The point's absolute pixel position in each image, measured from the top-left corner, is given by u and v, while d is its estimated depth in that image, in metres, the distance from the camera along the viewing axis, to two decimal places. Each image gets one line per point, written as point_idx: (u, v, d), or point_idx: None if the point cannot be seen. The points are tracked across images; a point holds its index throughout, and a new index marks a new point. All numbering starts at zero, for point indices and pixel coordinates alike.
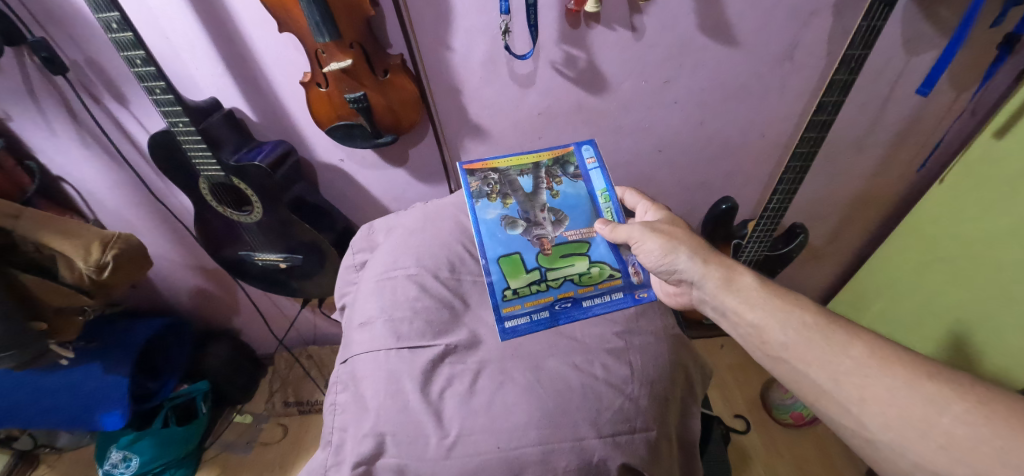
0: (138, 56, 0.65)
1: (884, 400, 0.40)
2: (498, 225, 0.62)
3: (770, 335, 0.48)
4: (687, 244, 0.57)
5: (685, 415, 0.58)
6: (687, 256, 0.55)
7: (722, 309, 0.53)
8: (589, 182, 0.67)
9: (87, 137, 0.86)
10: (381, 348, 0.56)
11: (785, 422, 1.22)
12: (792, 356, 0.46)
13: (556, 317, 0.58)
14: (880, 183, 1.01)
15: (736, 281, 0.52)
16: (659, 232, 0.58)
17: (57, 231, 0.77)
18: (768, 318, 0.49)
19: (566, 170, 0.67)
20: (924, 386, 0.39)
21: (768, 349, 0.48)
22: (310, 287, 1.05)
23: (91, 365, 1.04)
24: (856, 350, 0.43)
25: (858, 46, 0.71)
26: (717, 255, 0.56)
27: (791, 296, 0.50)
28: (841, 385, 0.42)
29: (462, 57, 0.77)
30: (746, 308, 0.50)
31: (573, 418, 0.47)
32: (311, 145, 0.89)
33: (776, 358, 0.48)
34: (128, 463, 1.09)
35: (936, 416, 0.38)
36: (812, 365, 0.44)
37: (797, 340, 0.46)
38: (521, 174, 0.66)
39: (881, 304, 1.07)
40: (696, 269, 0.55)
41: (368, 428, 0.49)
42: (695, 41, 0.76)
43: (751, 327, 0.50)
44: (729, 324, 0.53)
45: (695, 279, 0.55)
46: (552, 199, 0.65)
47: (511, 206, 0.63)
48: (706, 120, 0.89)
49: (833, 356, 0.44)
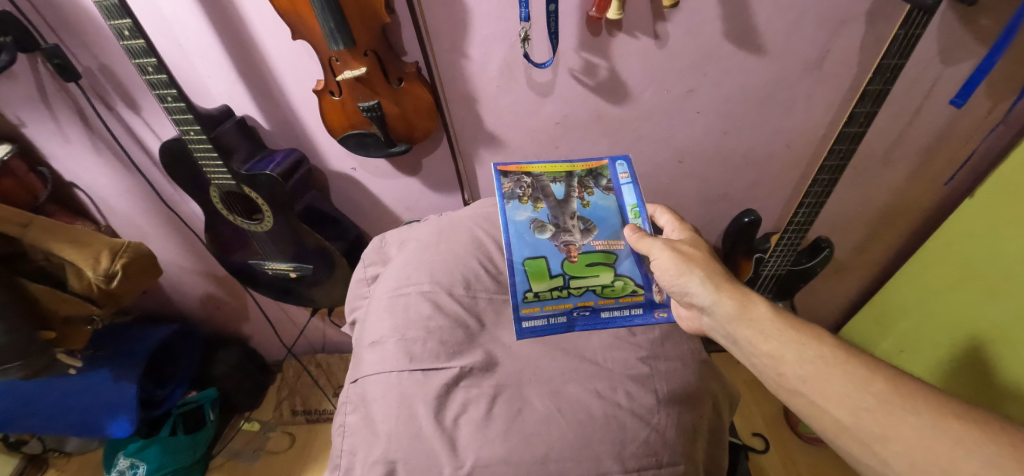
0: (150, 63, 0.63)
1: (906, 440, 0.36)
2: (527, 228, 0.59)
3: (786, 368, 0.45)
4: (704, 267, 0.54)
5: (715, 447, 0.54)
6: (702, 280, 0.52)
7: (734, 338, 0.50)
8: (619, 197, 0.64)
9: (99, 143, 0.85)
10: (392, 370, 0.53)
11: (814, 438, 1.18)
12: (811, 389, 0.43)
13: (570, 323, 0.56)
14: (910, 197, 0.96)
15: (750, 310, 0.49)
16: (676, 251, 0.55)
17: (66, 241, 0.76)
18: (784, 349, 0.45)
19: (599, 182, 0.65)
20: (952, 427, 0.35)
21: (783, 382, 0.45)
22: (320, 295, 1.04)
23: (100, 371, 1.03)
24: (876, 386, 0.40)
25: (894, 54, 0.67)
26: (733, 281, 0.52)
27: (808, 327, 0.46)
28: (861, 421, 0.39)
29: (478, 64, 0.75)
30: (760, 339, 0.47)
31: (596, 451, 0.44)
32: (324, 153, 0.88)
33: (792, 391, 0.44)
34: (135, 471, 1.07)
35: (965, 459, 0.34)
36: (832, 400, 0.41)
37: (815, 373, 0.43)
38: (553, 181, 0.64)
39: (908, 322, 1.02)
40: (708, 293, 0.52)
41: (379, 454, 0.47)
42: (720, 49, 0.73)
43: (765, 358, 0.46)
44: (742, 353, 0.49)
45: (706, 305, 0.52)
46: (583, 209, 0.62)
47: (541, 210, 0.61)
48: (730, 131, 0.86)
49: (852, 390, 0.40)
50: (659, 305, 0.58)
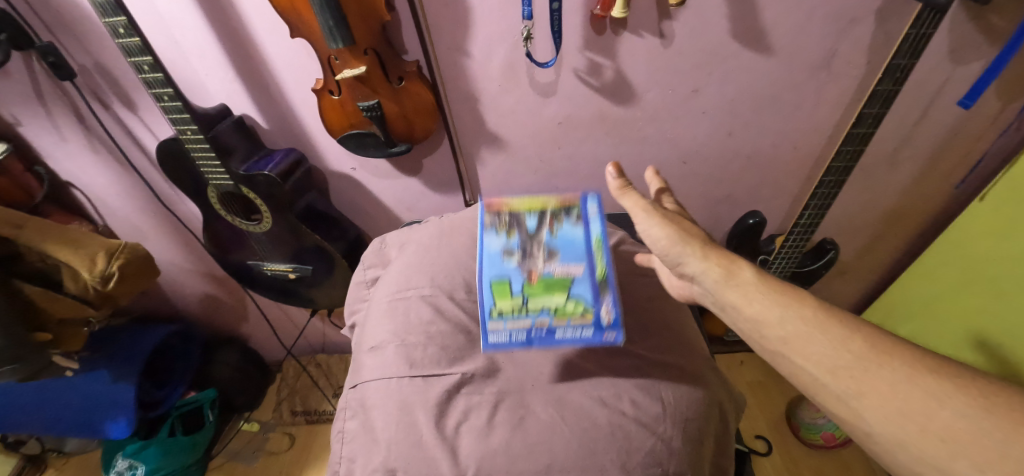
0: (146, 62, 0.62)
1: (882, 395, 0.36)
2: (497, 254, 0.56)
3: (770, 331, 0.43)
4: (691, 231, 0.50)
5: (721, 456, 0.53)
6: (688, 247, 0.49)
7: (722, 304, 0.47)
8: (587, 230, 0.58)
9: (96, 142, 0.84)
10: (392, 376, 0.52)
11: (815, 444, 1.16)
12: (791, 350, 0.41)
13: (525, 338, 0.51)
14: (917, 199, 0.95)
15: (736, 276, 0.46)
16: (660, 212, 0.52)
17: (60, 241, 0.75)
18: (768, 312, 0.43)
19: (569, 215, 0.60)
20: (925, 380, 0.35)
21: (766, 344, 0.44)
22: (319, 296, 1.03)
23: (97, 372, 1.02)
24: (854, 344, 0.39)
25: (904, 55, 0.66)
26: (717, 246, 0.49)
27: (792, 290, 0.44)
28: (840, 379, 0.38)
29: (480, 63, 0.73)
30: (746, 303, 0.44)
31: (600, 460, 0.43)
32: (323, 153, 0.86)
33: (773, 353, 0.43)
34: (134, 471, 1.07)
35: (936, 410, 0.34)
36: (811, 359, 0.40)
37: (796, 334, 0.41)
38: (529, 213, 0.61)
39: (914, 323, 1.01)
40: (695, 262, 0.49)
41: (379, 462, 0.46)
42: (727, 48, 0.72)
43: (750, 323, 0.44)
44: (729, 318, 0.47)
45: (695, 274, 0.49)
46: (550, 238, 0.58)
47: (513, 240, 0.58)
48: (735, 131, 0.85)
49: (831, 348, 0.39)
50: (607, 326, 0.50)
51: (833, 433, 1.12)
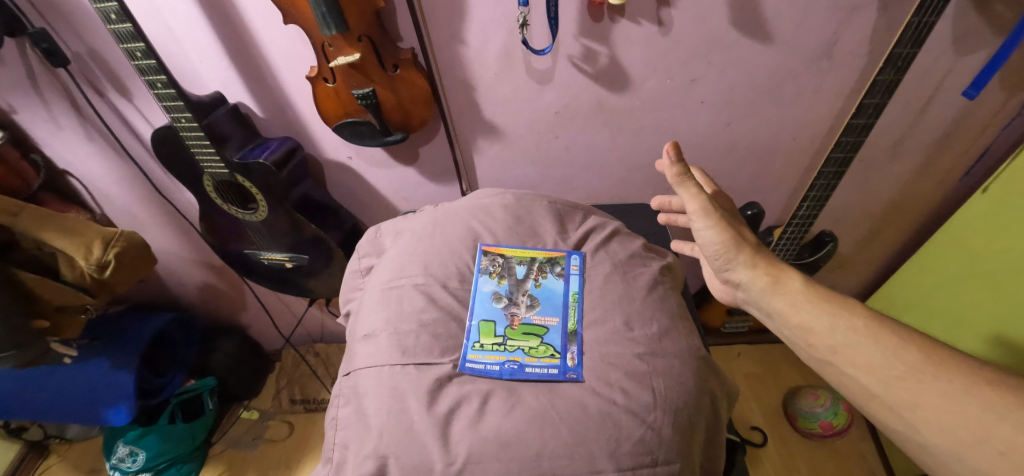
0: (138, 49, 0.61)
1: (937, 406, 0.38)
2: (486, 298, 0.60)
3: (818, 339, 0.46)
4: (742, 238, 0.52)
5: (712, 445, 0.53)
6: (738, 256, 0.51)
7: (767, 310, 0.50)
8: (568, 286, 0.61)
9: (91, 130, 0.84)
10: (384, 363, 0.52)
11: (812, 434, 1.17)
12: (842, 360, 0.44)
13: (500, 372, 0.52)
14: (917, 191, 0.95)
15: (783, 285, 0.49)
16: (718, 216, 0.51)
17: (57, 229, 0.75)
18: (817, 322, 0.46)
19: (554, 268, 0.63)
20: (982, 392, 0.36)
21: (815, 352, 0.46)
22: (317, 286, 1.03)
23: (97, 359, 1.03)
24: (908, 355, 0.41)
25: (906, 44, 0.65)
26: (764, 253, 0.52)
27: (841, 299, 0.47)
28: (890, 388, 0.40)
29: (476, 51, 0.73)
30: (792, 311, 0.48)
31: (589, 448, 0.44)
32: (319, 142, 0.86)
33: (822, 360, 0.46)
34: (135, 458, 1.09)
35: (994, 422, 0.35)
36: (862, 369, 0.42)
37: (847, 344, 0.44)
38: (519, 262, 0.63)
39: (911, 315, 1.02)
40: (742, 271, 0.51)
41: (370, 449, 0.47)
42: (726, 36, 0.71)
43: (797, 329, 0.47)
44: (775, 324, 0.50)
45: (742, 281, 0.52)
46: (532, 288, 0.61)
47: (502, 285, 0.61)
48: (734, 121, 0.84)
49: (881, 358, 0.42)
50: (572, 367, 0.52)
51: (831, 420, 1.14)
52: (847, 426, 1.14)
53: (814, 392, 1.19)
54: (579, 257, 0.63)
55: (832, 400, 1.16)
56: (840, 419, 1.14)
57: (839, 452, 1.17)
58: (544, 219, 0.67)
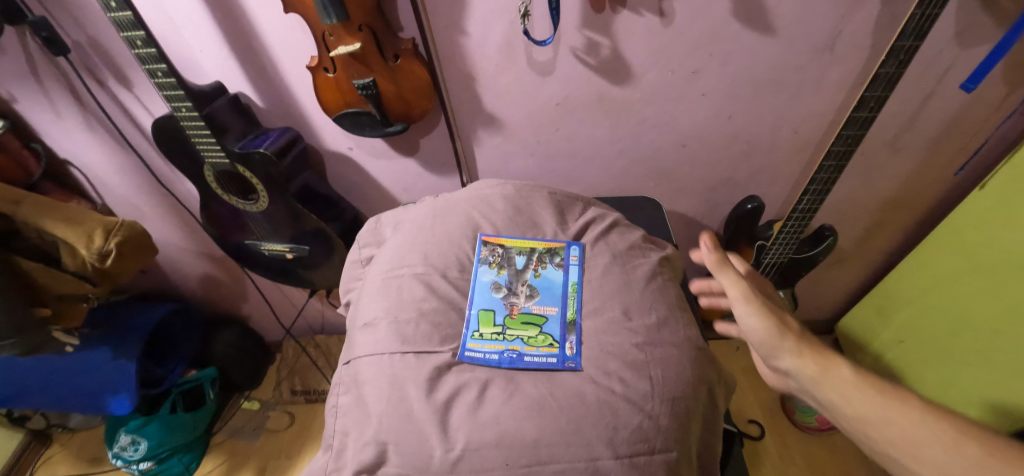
0: (138, 38, 0.61)
1: None
2: (487, 288, 0.60)
3: (873, 432, 0.40)
4: (788, 325, 0.48)
5: (708, 434, 0.53)
6: (783, 342, 0.47)
7: (821, 402, 0.45)
8: (567, 276, 0.61)
9: (91, 119, 0.84)
10: (385, 352, 0.52)
11: (810, 427, 1.17)
12: (902, 454, 0.39)
13: (499, 361, 0.52)
14: (917, 186, 0.95)
15: (832, 373, 0.44)
16: (759, 300, 0.49)
17: (58, 217, 0.75)
18: (868, 411, 0.41)
19: (554, 258, 0.63)
20: None
21: (875, 447, 0.41)
22: (317, 277, 1.04)
23: (98, 349, 1.03)
24: (971, 450, 0.36)
25: (908, 36, 0.65)
26: (812, 341, 0.47)
27: (896, 388, 0.42)
28: None
29: (477, 42, 0.72)
30: (845, 403, 0.42)
31: (587, 436, 0.44)
32: (320, 132, 0.86)
33: (884, 455, 0.40)
34: (136, 446, 1.09)
35: None
36: (925, 465, 0.37)
37: (903, 436, 0.39)
38: (518, 253, 0.63)
39: (909, 311, 1.02)
40: (787, 358, 0.46)
41: (370, 436, 0.47)
42: (728, 28, 0.70)
43: (852, 422, 0.42)
44: (833, 417, 0.44)
45: (790, 370, 0.46)
46: (532, 278, 0.62)
47: (502, 275, 0.61)
48: (735, 114, 0.84)
49: (944, 454, 0.37)
50: (570, 356, 0.52)
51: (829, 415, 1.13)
52: None
53: None
54: (578, 247, 0.64)
55: None
56: None
57: (835, 444, 1.18)
58: (544, 209, 0.68)
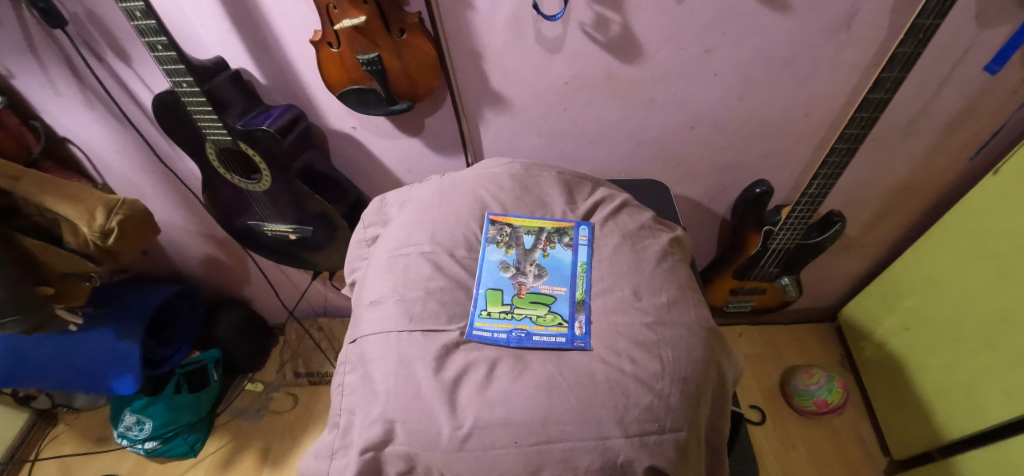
0: (137, 8, 0.58)
1: None
2: (495, 267, 0.59)
3: None
4: None
5: (717, 414, 0.53)
6: None
7: None
8: (576, 255, 0.60)
9: (90, 96, 0.82)
10: (392, 330, 0.52)
11: (807, 411, 1.18)
12: None
13: (507, 340, 0.52)
14: (929, 172, 0.93)
15: None
16: None
17: (59, 194, 0.74)
18: None
19: (562, 238, 0.62)
20: None
21: None
22: (321, 258, 1.03)
23: (102, 329, 1.03)
24: None
25: (929, 15, 0.62)
26: None
27: None
28: None
29: (485, 17, 0.70)
30: None
31: (596, 414, 0.43)
32: (323, 111, 0.85)
33: None
34: (142, 426, 1.13)
35: None
36: None
37: None
38: (527, 232, 0.63)
39: (916, 298, 1.01)
40: None
41: (377, 414, 0.47)
42: (742, 5, 0.68)
43: None
44: None
45: None
46: (540, 258, 0.61)
47: (511, 255, 0.60)
48: (746, 96, 0.82)
49: None
50: (579, 335, 0.52)
51: (826, 398, 1.15)
52: (842, 404, 1.15)
53: (808, 371, 1.20)
54: (587, 227, 0.63)
55: (826, 378, 1.17)
56: (834, 396, 1.15)
57: (834, 429, 1.19)
58: (553, 189, 0.67)
